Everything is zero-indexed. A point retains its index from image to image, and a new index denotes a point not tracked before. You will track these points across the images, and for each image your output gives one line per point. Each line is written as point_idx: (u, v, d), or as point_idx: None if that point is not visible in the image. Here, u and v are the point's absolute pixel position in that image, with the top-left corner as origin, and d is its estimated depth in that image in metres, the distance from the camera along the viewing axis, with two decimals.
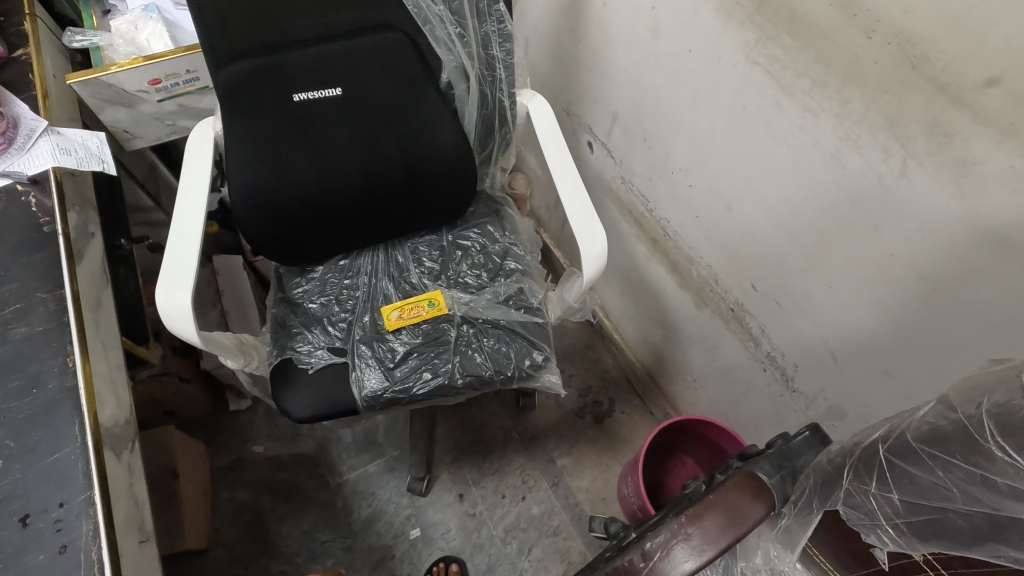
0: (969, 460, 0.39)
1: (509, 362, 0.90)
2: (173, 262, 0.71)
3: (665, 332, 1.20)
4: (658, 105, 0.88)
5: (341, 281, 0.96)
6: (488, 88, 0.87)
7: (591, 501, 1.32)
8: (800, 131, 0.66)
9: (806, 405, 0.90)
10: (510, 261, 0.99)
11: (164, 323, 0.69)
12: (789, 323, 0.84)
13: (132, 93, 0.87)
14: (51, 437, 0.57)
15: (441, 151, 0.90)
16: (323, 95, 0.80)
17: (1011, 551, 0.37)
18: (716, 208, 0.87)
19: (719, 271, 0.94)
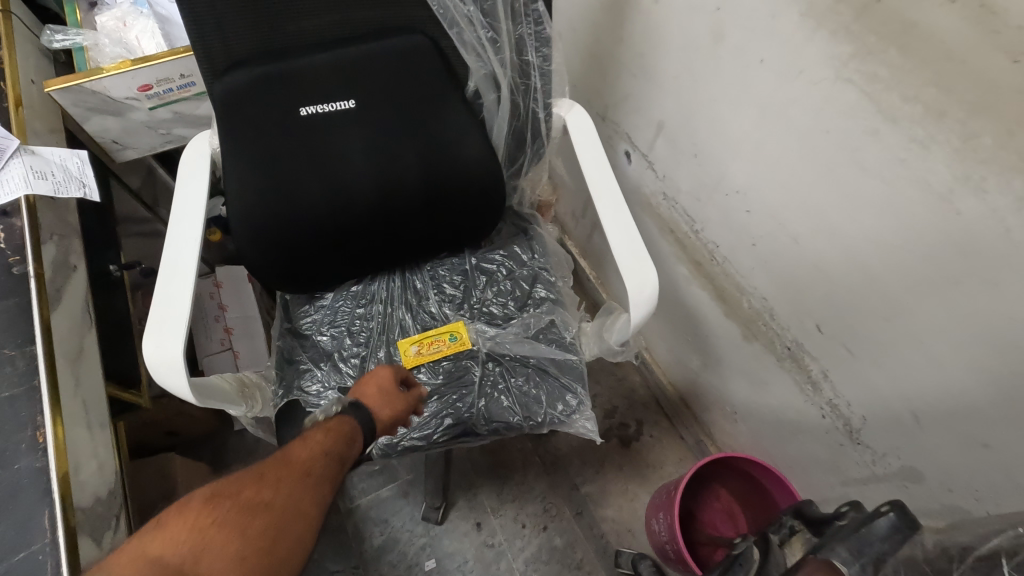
0: None
1: (539, 408, 0.81)
2: (162, 307, 0.61)
3: (704, 358, 1.09)
4: (713, 119, 0.76)
5: (353, 310, 0.87)
6: (520, 98, 0.76)
7: (617, 532, 1.24)
8: (901, 164, 0.55)
9: (871, 459, 0.80)
10: (540, 288, 0.89)
11: (153, 378, 0.60)
12: (860, 372, 0.74)
13: (121, 101, 0.77)
14: (18, 527, 0.50)
15: (465, 167, 0.78)
16: (335, 108, 0.70)
17: None
18: (781, 240, 0.75)
19: (776, 306, 0.83)
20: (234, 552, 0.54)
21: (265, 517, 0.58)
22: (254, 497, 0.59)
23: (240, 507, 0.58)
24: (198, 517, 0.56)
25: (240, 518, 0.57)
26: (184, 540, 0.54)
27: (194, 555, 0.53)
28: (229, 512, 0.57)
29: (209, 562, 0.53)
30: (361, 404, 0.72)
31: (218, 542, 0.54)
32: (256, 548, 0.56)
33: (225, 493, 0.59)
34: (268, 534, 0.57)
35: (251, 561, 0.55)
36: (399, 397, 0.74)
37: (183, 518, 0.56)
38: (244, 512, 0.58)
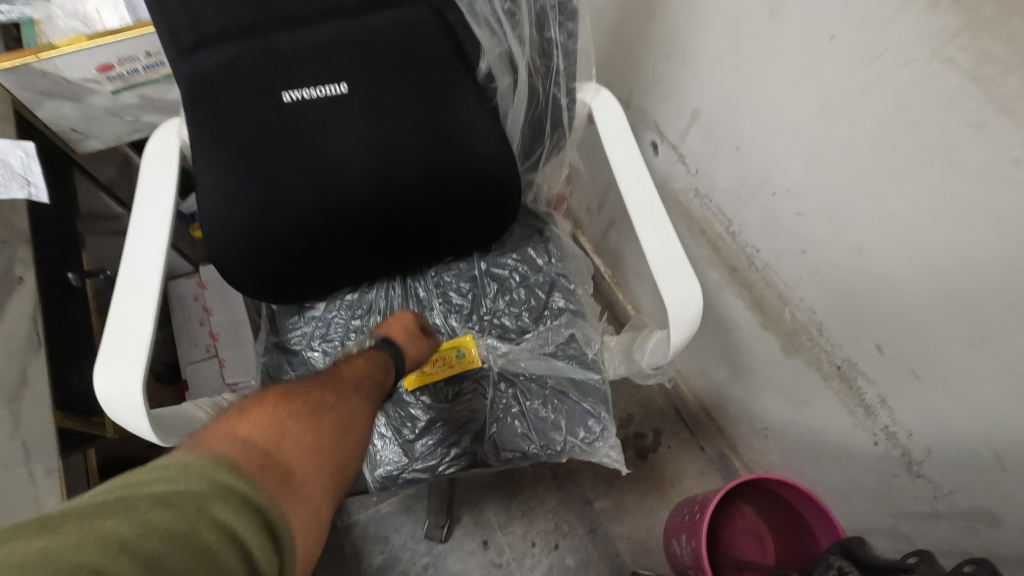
0: None
1: (558, 434, 0.72)
2: (118, 331, 0.52)
3: (733, 370, 1.00)
4: (763, 108, 0.66)
5: (348, 322, 0.77)
6: (539, 81, 0.66)
7: (633, 551, 1.16)
8: (1012, 165, 0.45)
9: (933, 495, 0.71)
10: (557, 297, 0.79)
11: (108, 414, 0.51)
12: (928, 400, 0.65)
13: (78, 84, 0.67)
14: None
15: (475, 162, 0.68)
16: (324, 94, 0.60)
17: None
18: (840, 248, 0.66)
19: (825, 319, 0.73)
20: (317, 440, 0.50)
21: (339, 416, 0.54)
22: (326, 397, 0.55)
23: (313, 403, 0.54)
24: (270, 406, 0.51)
25: (317, 411, 0.53)
26: (261, 424, 0.48)
27: (278, 438, 0.48)
28: (302, 405, 0.53)
29: (294, 446, 0.48)
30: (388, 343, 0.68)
31: (299, 430, 0.50)
32: (335, 441, 0.52)
33: (294, 391, 0.54)
34: (345, 432, 0.53)
35: (327, 451, 0.50)
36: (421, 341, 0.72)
37: (253, 409, 0.50)
38: (319, 405, 0.54)
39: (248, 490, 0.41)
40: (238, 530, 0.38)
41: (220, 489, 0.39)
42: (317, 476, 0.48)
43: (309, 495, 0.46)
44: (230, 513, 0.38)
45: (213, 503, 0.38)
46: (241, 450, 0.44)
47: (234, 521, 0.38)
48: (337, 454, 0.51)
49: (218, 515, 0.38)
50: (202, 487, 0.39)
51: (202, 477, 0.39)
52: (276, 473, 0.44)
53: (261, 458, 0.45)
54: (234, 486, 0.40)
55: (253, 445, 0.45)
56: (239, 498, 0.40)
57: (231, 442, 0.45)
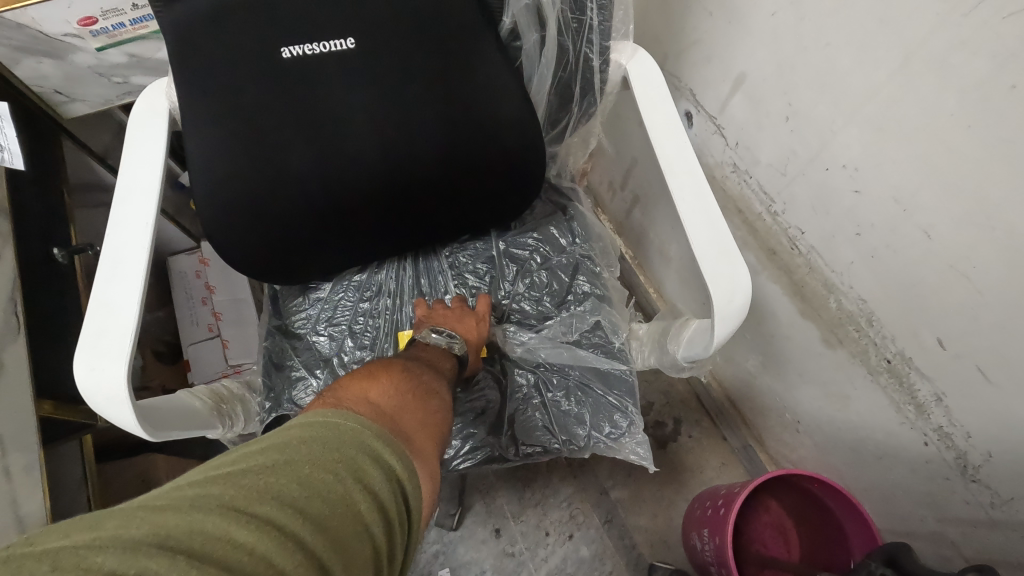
0: None
1: (582, 429, 0.66)
2: (102, 314, 0.47)
3: (765, 359, 0.94)
4: (822, 71, 0.59)
5: (356, 304, 0.72)
6: (570, 39, 0.58)
7: (650, 543, 1.11)
8: None
9: (989, 502, 0.65)
10: (581, 280, 0.73)
11: (91, 408, 0.46)
12: (999, 402, 0.58)
13: (57, 38, 0.60)
14: None
15: (497, 129, 0.61)
16: (330, 50, 0.54)
17: None
18: (903, 230, 0.59)
19: (878, 310, 0.67)
20: (428, 412, 0.51)
21: (438, 395, 0.54)
22: (425, 373, 0.56)
23: (416, 378, 0.54)
24: (381, 377, 0.51)
25: (421, 388, 0.53)
26: (378, 392, 0.48)
27: (396, 405, 0.48)
28: (408, 378, 0.53)
29: (410, 414, 0.48)
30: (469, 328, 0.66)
31: (410, 400, 0.50)
32: (440, 415, 0.53)
33: (396, 365, 0.55)
34: (444, 410, 0.54)
35: (435, 426, 0.50)
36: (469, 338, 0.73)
37: (364, 378, 0.50)
38: (423, 381, 0.54)
39: (392, 460, 0.40)
40: (386, 504, 0.37)
41: (372, 453, 0.39)
42: (432, 444, 0.48)
43: (429, 460, 0.46)
44: (380, 487, 0.38)
45: (366, 475, 0.37)
46: (370, 409, 0.44)
47: (384, 496, 0.37)
48: (443, 428, 0.52)
49: (370, 489, 0.37)
50: (353, 453, 0.38)
51: (349, 428, 0.40)
52: (402, 434, 0.45)
53: (387, 417, 0.45)
54: (383, 453, 0.40)
55: (377, 407, 0.46)
56: (386, 468, 0.39)
57: (360, 403, 0.44)
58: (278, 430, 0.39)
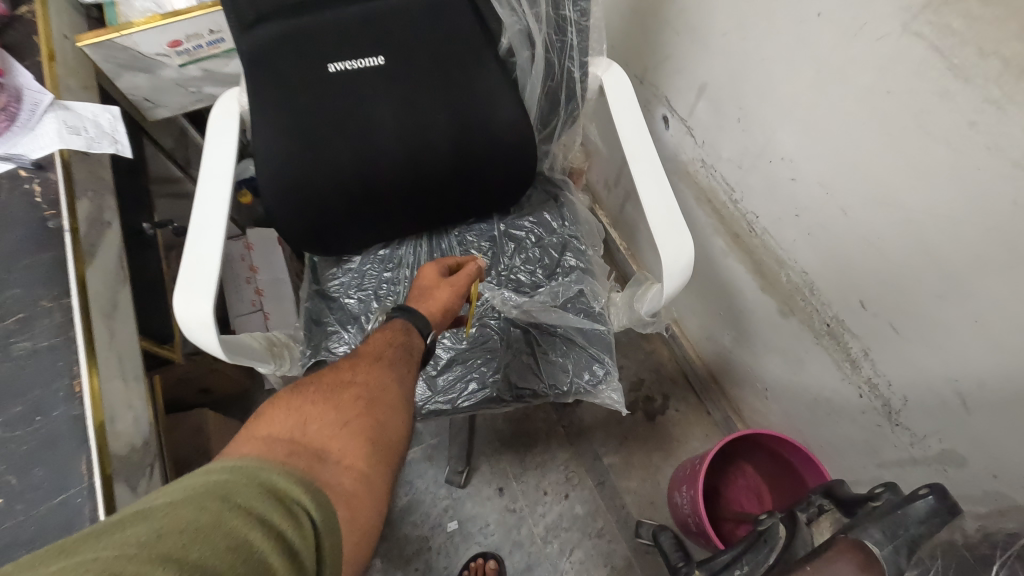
0: None
1: (565, 376, 0.80)
2: (193, 264, 0.62)
3: (737, 334, 1.06)
4: (761, 81, 0.72)
5: (380, 273, 0.87)
6: (555, 56, 0.72)
7: (638, 503, 1.24)
8: (969, 127, 0.51)
9: (910, 442, 0.77)
10: (569, 257, 0.87)
11: (185, 334, 0.61)
12: (907, 354, 0.70)
13: (151, 57, 0.77)
14: (55, 475, 0.49)
15: (496, 128, 0.76)
16: (365, 65, 0.68)
17: None
18: (828, 211, 0.71)
19: (817, 280, 0.79)
20: (341, 431, 0.54)
21: (366, 392, 0.59)
22: (348, 385, 0.59)
23: (330, 398, 0.57)
24: (294, 404, 0.55)
25: (327, 413, 0.55)
26: (289, 420, 0.53)
27: (301, 428, 0.53)
28: (323, 398, 0.57)
29: (318, 438, 0.52)
30: (417, 287, 0.75)
31: (322, 424, 0.54)
32: (366, 420, 0.56)
33: (317, 382, 0.59)
34: (376, 403, 0.58)
35: (353, 424, 0.55)
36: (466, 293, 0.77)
37: (282, 404, 0.55)
38: (337, 396, 0.58)
39: (276, 479, 0.44)
40: (271, 514, 0.41)
41: (255, 482, 0.42)
42: (349, 458, 0.52)
43: (344, 462, 0.51)
44: (256, 502, 0.41)
45: (235, 496, 0.41)
46: (269, 446, 0.49)
47: (267, 508, 0.41)
48: (369, 435, 0.55)
49: (244, 506, 0.40)
50: (226, 485, 0.42)
51: (232, 464, 0.44)
52: (306, 460, 0.49)
53: (289, 449, 0.50)
54: (269, 475, 0.44)
55: (277, 443, 0.50)
56: (268, 487, 0.43)
57: (257, 442, 0.49)
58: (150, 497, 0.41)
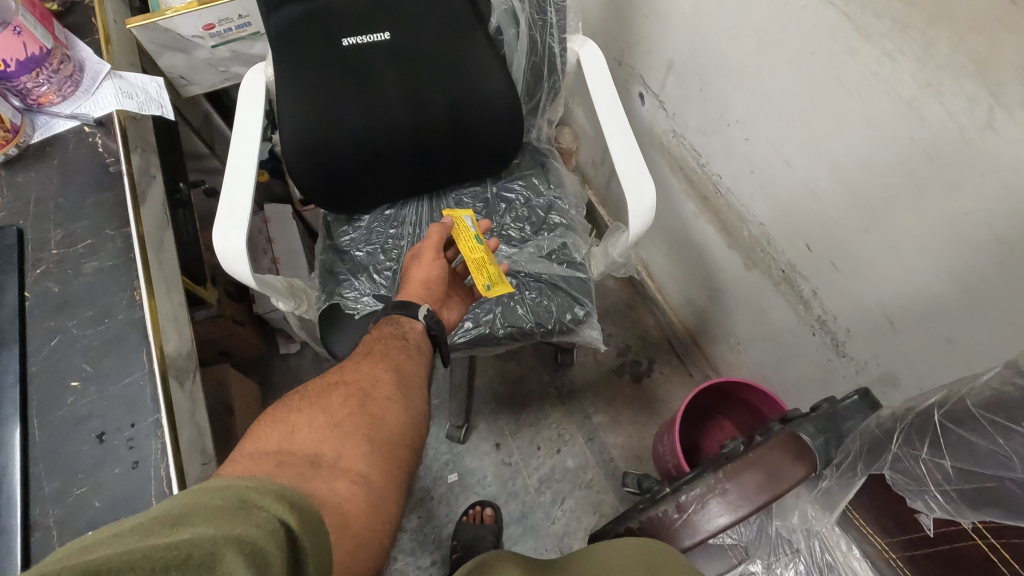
0: (960, 459, 0.49)
1: (550, 316, 0.90)
2: (229, 205, 0.73)
3: (710, 293, 1.16)
4: (716, 53, 0.83)
5: (386, 231, 0.98)
6: (538, 34, 0.83)
7: (625, 457, 1.33)
8: (874, 78, 0.61)
9: (856, 370, 0.87)
10: (554, 215, 0.98)
11: (221, 264, 0.72)
12: (846, 287, 0.80)
13: (187, 39, 0.89)
14: (121, 364, 0.60)
15: (487, 97, 0.87)
16: (372, 40, 0.80)
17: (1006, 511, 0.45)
18: (775, 165, 0.82)
19: (770, 230, 0.89)
20: (333, 435, 0.56)
21: (356, 398, 0.62)
22: (337, 393, 0.62)
23: (321, 406, 0.60)
24: (284, 417, 0.58)
25: (317, 419, 0.58)
26: (278, 433, 0.55)
27: (291, 438, 0.55)
28: (313, 406, 0.59)
29: (309, 445, 0.54)
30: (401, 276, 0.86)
31: (312, 429, 0.56)
32: (360, 422, 0.59)
33: (308, 394, 0.62)
34: (368, 404, 0.62)
35: (345, 426, 0.58)
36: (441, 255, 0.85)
37: (273, 418, 0.57)
38: (330, 404, 0.60)
39: (246, 486, 0.39)
40: (247, 531, 0.35)
41: (232, 499, 0.37)
42: (343, 461, 0.54)
43: (341, 465, 0.53)
44: (226, 520, 0.35)
45: (195, 519, 0.35)
46: (255, 461, 0.50)
47: (240, 522, 0.36)
48: (365, 435, 0.58)
49: (211, 524, 0.35)
50: (184, 507, 0.36)
51: (205, 487, 0.38)
52: (295, 468, 0.50)
53: (277, 460, 0.51)
54: (239, 488, 0.39)
55: (264, 457, 0.51)
56: (241, 501, 0.37)
57: (243, 460, 0.50)
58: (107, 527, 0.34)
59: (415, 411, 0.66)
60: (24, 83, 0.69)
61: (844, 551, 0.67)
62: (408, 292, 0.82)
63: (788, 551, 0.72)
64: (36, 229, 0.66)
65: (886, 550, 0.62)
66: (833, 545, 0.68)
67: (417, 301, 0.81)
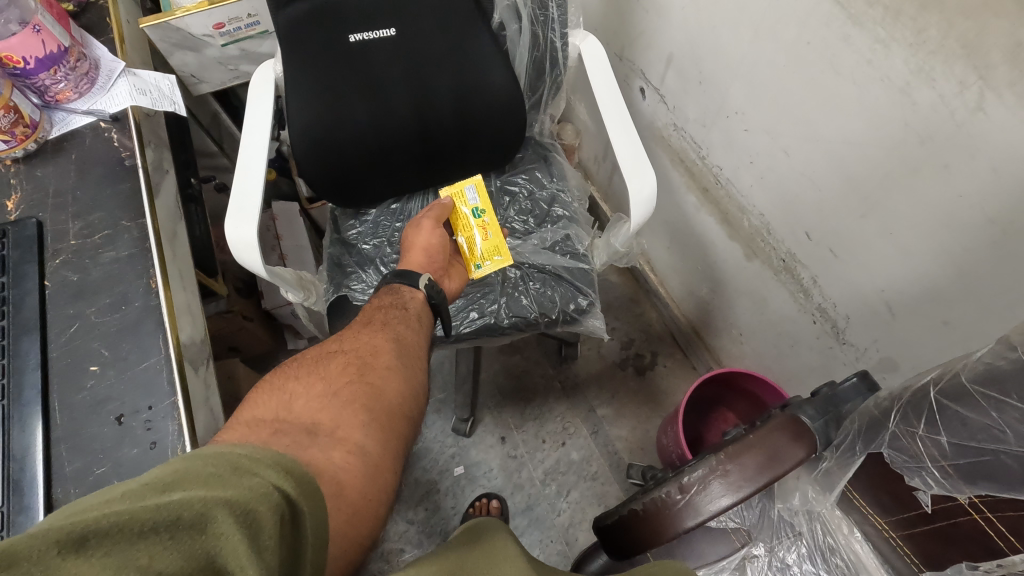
0: (955, 435, 0.50)
1: (554, 306, 0.92)
2: (240, 197, 0.75)
3: (712, 285, 1.18)
4: (714, 46, 0.85)
5: (392, 224, 1.00)
6: (540, 29, 0.85)
7: (629, 449, 1.34)
8: (868, 65, 0.62)
9: (856, 357, 0.88)
10: (557, 208, 1.00)
11: (233, 254, 0.74)
12: (844, 273, 0.82)
13: (198, 37, 0.91)
14: (138, 349, 0.62)
15: (490, 91, 0.88)
16: (379, 36, 0.81)
17: (1001, 485, 0.46)
18: (773, 154, 0.83)
19: (770, 219, 0.91)
20: (331, 406, 0.58)
21: (353, 368, 0.64)
22: (335, 365, 0.64)
23: (319, 377, 0.61)
24: (283, 389, 0.59)
25: (314, 389, 0.59)
26: (277, 403, 0.57)
27: (288, 407, 0.56)
28: (312, 379, 0.61)
29: (306, 415, 0.55)
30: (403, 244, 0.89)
31: (309, 400, 0.58)
32: (358, 394, 0.60)
33: (307, 366, 0.64)
34: (366, 375, 0.63)
35: (342, 395, 0.59)
36: (440, 226, 0.90)
37: (273, 390, 0.59)
38: (328, 376, 0.62)
39: (240, 455, 0.40)
40: (242, 492, 0.37)
41: (227, 464, 0.39)
42: (340, 431, 0.55)
43: (338, 432, 0.55)
44: (220, 485, 0.37)
45: (187, 484, 0.36)
46: (253, 428, 0.52)
47: (232, 486, 0.37)
48: (362, 405, 0.59)
49: (203, 488, 0.36)
50: (181, 473, 0.37)
51: (204, 453, 0.40)
52: (292, 436, 0.52)
53: (274, 428, 0.52)
54: (233, 455, 0.40)
55: (262, 424, 0.53)
56: (235, 468, 0.39)
57: (242, 427, 0.52)
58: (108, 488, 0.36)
59: (413, 386, 0.67)
60: (43, 80, 0.71)
61: (846, 533, 0.66)
62: (410, 260, 0.85)
63: (790, 535, 0.73)
64: (55, 221, 0.68)
65: (886, 529, 0.62)
66: (835, 528, 0.67)
67: (418, 268, 0.84)
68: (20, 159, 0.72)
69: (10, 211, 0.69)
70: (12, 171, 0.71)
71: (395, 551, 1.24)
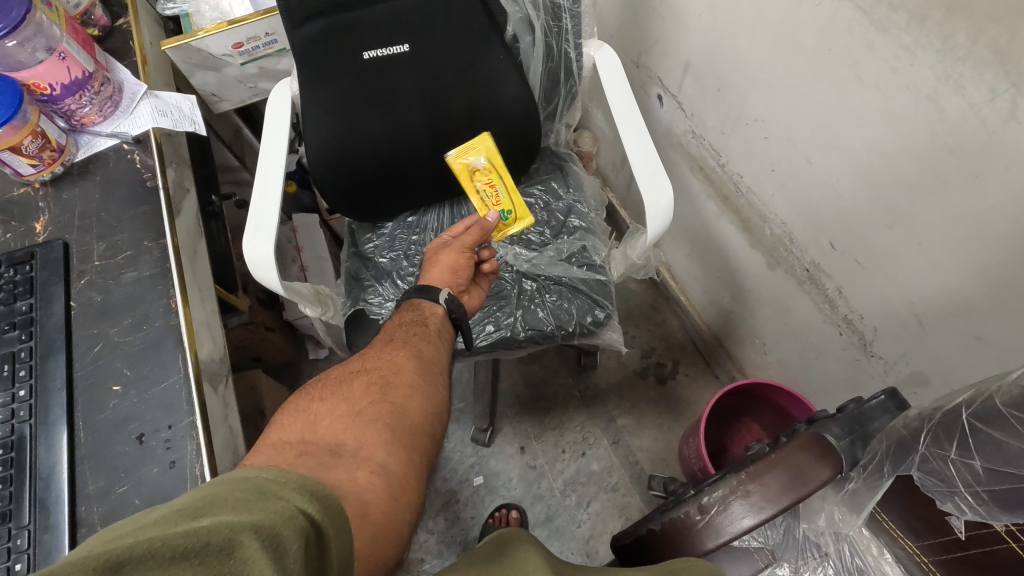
0: (990, 460, 0.47)
1: (571, 319, 0.91)
2: (257, 215, 0.76)
3: (734, 294, 1.15)
4: (734, 53, 0.83)
5: (409, 237, 1.00)
6: (554, 40, 0.84)
7: (650, 460, 1.32)
8: (893, 72, 0.60)
9: (885, 370, 0.85)
10: (574, 218, 0.99)
11: (251, 272, 0.75)
12: (870, 285, 0.79)
13: (218, 57, 0.93)
14: (159, 367, 0.63)
15: (504, 104, 0.88)
16: (392, 52, 0.81)
17: None
18: (796, 162, 0.81)
19: (792, 228, 0.88)
20: (355, 425, 0.58)
21: (377, 387, 0.64)
22: (361, 383, 0.64)
23: (343, 396, 0.62)
24: (309, 408, 0.60)
25: (340, 409, 0.60)
26: (302, 424, 0.57)
27: (313, 429, 0.57)
28: (336, 399, 0.61)
29: (331, 435, 0.56)
30: (427, 259, 0.87)
31: (334, 421, 0.58)
32: (381, 413, 0.60)
33: (331, 386, 0.64)
34: (388, 393, 0.63)
35: (366, 415, 0.59)
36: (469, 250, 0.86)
37: (297, 410, 0.60)
38: (352, 395, 0.62)
39: (264, 479, 0.40)
40: (269, 518, 0.36)
41: (254, 489, 0.39)
42: (365, 450, 0.55)
43: (362, 452, 0.55)
44: (248, 510, 0.36)
45: (216, 509, 0.36)
46: (278, 451, 0.52)
47: (258, 510, 0.36)
48: (385, 423, 0.59)
49: (230, 512, 0.36)
50: (207, 500, 0.37)
51: (233, 478, 0.39)
52: (318, 458, 0.52)
53: (300, 450, 0.53)
54: (258, 479, 0.40)
55: (288, 447, 0.53)
56: (260, 492, 0.38)
57: (269, 450, 0.53)
58: (144, 514, 0.36)
59: (435, 401, 0.67)
60: (69, 105, 0.74)
61: (875, 555, 0.65)
62: (433, 276, 0.84)
63: (818, 555, 0.70)
64: (80, 242, 0.70)
65: (918, 554, 0.60)
66: (863, 549, 0.66)
67: (442, 284, 0.83)
68: (48, 182, 0.74)
69: (38, 233, 0.71)
70: (40, 194, 0.73)
71: (416, 561, 1.24)
